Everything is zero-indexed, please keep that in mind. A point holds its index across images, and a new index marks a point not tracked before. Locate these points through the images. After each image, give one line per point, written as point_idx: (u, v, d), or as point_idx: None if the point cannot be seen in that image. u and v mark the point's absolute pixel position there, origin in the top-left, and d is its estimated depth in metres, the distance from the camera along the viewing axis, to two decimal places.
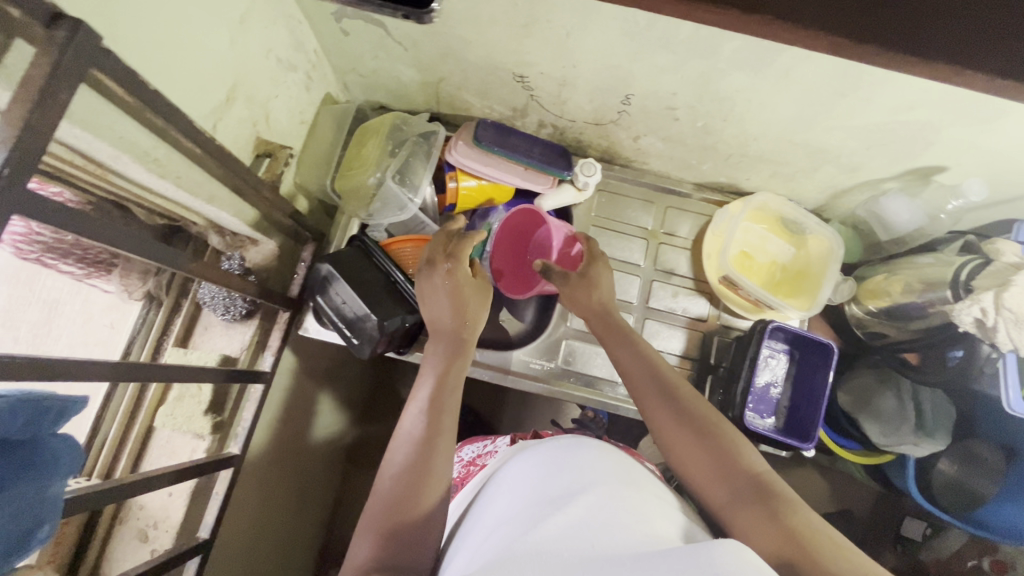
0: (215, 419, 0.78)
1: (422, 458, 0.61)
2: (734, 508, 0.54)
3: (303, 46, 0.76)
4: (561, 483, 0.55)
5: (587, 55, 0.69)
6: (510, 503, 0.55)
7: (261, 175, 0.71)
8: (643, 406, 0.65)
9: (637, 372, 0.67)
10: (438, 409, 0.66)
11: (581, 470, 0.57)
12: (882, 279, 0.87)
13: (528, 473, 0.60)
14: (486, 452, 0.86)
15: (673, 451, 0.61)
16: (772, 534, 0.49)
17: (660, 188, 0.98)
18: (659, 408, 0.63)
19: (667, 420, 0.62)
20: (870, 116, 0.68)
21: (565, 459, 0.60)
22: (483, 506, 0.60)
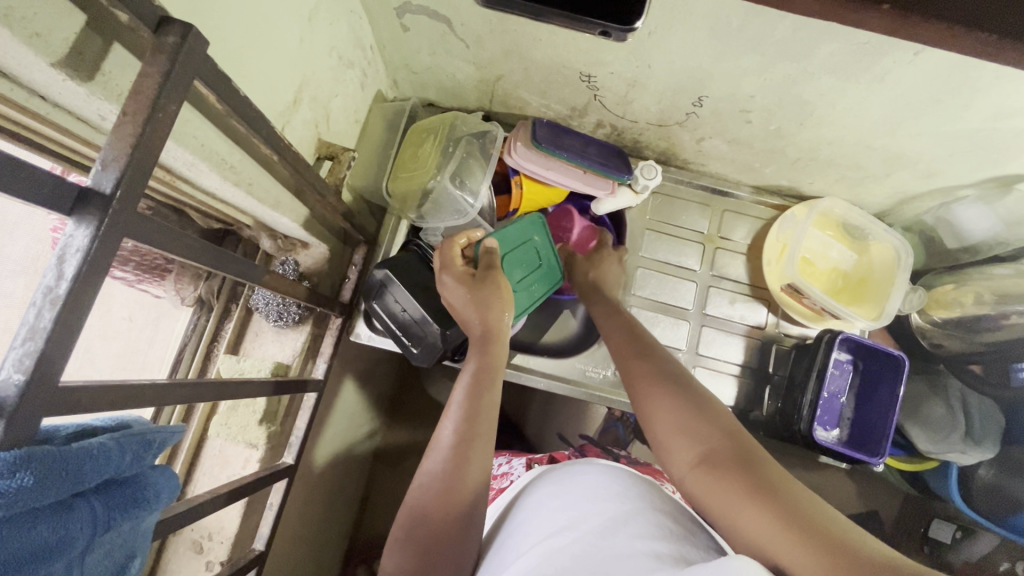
0: (269, 429, 0.76)
1: (455, 462, 0.57)
2: (715, 486, 0.49)
3: (361, 42, 0.73)
4: (590, 512, 0.52)
5: (667, 55, 0.65)
6: (537, 531, 0.53)
7: (324, 178, 0.68)
8: (634, 388, 0.62)
9: (636, 359, 0.64)
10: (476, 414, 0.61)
11: (614, 497, 0.54)
12: (951, 288, 0.84)
13: (560, 498, 0.57)
14: (502, 473, 0.89)
15: (659, 435, 0.57)
16: (762, 514, 0.45)
17: (717, 191, 0.95)
18: (650, 389, 0.60)
19: (655, 398, 0.59)
20: (964, 123, 0.65)
21: (598, 486, 0.57)
22: (517, 528, 0.58)
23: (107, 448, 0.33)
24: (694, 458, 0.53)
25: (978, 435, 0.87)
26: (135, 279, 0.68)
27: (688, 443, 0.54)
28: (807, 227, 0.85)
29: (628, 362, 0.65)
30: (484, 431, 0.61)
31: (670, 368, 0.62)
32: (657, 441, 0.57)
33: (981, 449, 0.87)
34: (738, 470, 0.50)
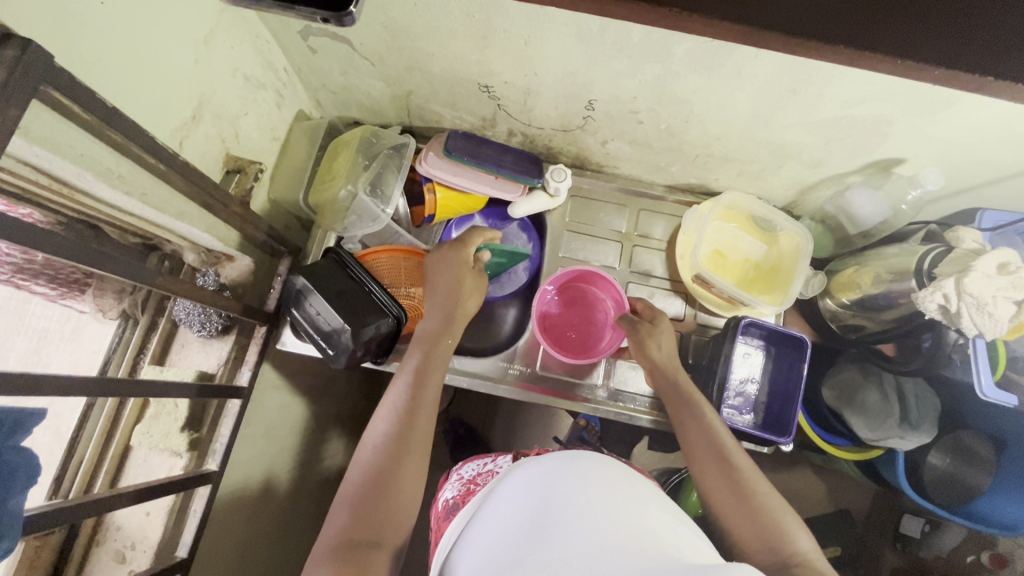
0: (192, 435, 0.78)
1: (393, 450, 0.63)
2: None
3: (272, 64, 0.78)
4: (568, 496, 0.56)
5: (548, 63, 0.71)
6: (513, 512, 0.57)
7: (231, 191, 0.72)
8: (697, 469, 0.70)
9: (702, 450, 0.71)
10: (412, 425, 0.66)
11: (588, 485, 0.58)
12: (852, 270, 0.88)
13: (533, 484, 0.61)
14: (485, 471, 0.87)
15: (732, 531, 0.64)
16: None
17: (633, 192, 0.99)
18: (718, 484, 0.67)
19: (725, 497, 0.66)
20: (824, 112, 0.70)
21: (564, 473, 0.61)
22: (490, 515, 0.62)
23: None
24: (763, 560, 0.60)
25: (916, 420, 0.89)
26: (56, 294, 0.70)
27: (757, 544, 0.61)
28: (707, 219, 0.90)
29: (697, 457, 0.71)
30: (424, 419, 0.67)
31: (727, 452, 0.69)
32: (731, 540, 0.64)
33: (919, 433, 0.89)
34: (798, 571, 0.56)
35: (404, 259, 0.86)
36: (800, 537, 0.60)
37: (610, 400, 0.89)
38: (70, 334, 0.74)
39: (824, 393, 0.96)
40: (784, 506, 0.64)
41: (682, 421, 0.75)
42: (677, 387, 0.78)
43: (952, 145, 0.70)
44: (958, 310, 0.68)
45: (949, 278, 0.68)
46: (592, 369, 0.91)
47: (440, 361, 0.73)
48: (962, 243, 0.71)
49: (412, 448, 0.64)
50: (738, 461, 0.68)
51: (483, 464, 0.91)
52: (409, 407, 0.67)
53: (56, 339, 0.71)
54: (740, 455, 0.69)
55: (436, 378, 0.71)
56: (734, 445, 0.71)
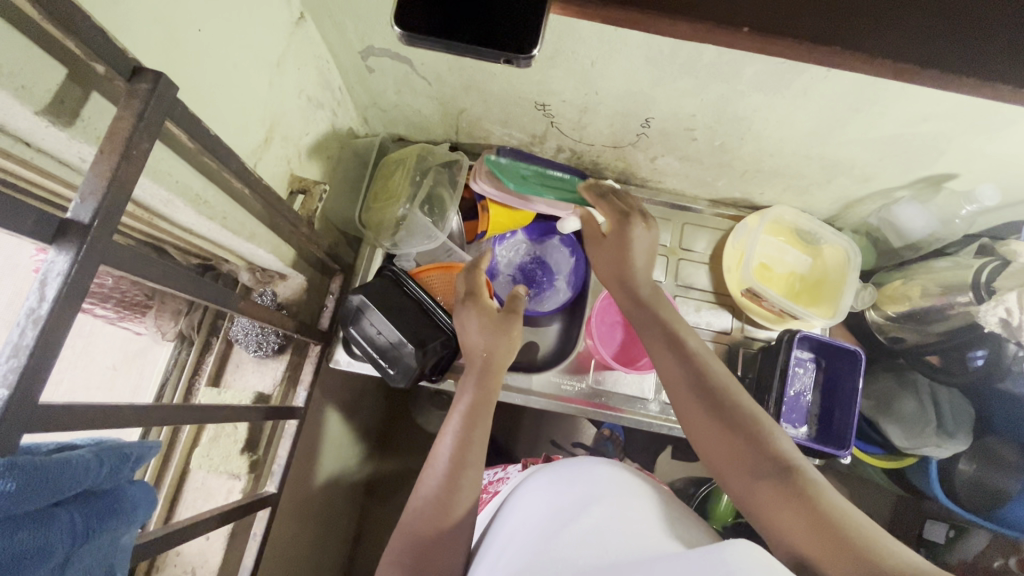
0: (251, 458, 0.77)
1: (445, 495, 0.61)
2: (767, 501, 0.52)
3: (329, 84, 0.79)
4: (575, 498, 0.57)
5: (611, 82, 0.72)
6: (533, 519, 0.57)
7: (296, 211, 0.71)
8: (673, 396, 0.64)
9: (672, 368, 0.65)
10: (456, 491, 0.61)
11: (597, 486, 0.59)
12: (900, 284, 0.89)
13: (547, 493, 0.61)
14: (498, 479, 0.89)
15: (705, 449, 0.59)
16: (802, 522, 0.48)
17: (676, 206, 1.00)
18: (694, 408, 0.61)
19: (700, 415, 0.60)
20: (884, 129, 0.71)
21: (576, 482, 0.61)
22: (506, 523, 0.62)
23: (85, 461, 0.35)
24: (748, 472, 0.55)
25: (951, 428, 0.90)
26: (117, 316, 0.71)
27: (740, 454, 0.56)
28: (757, 233, 0.90)
29: (666, 374, 0.66)
30: (478, 457, 0.65)
31: (704, 372, 0.63)
32: (707, 456, 0.59)
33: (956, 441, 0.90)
34: (791, 479, 0.52)
35: (457, 276, 0.86)
36: (782, 441, 0.56)
37: (662, 415, 0.89)
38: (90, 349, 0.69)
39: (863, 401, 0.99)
40: (760, 411, 0.59)
41: (649, 343, 0.69)
42: (644, 309, 0.72)
43: (1009, 162, 0.71)
44: (1020, 322, 0.68)
45: (1010, 292, 0.69)
46: (641, 385, 0.91)
47: (485, 416, 0.68)
48: (1019, 255, 0.71)
49: (456, 512, 0.60)
50: (715, 379, 0.63)
51: (496, 473, 0.94)
52: (450, 471, 0.62)
53: (68, 354, 0.65)
54: (716, 373, 0.64)
55: (481, 437, 0.66)
56: (714, 364, 0.65)
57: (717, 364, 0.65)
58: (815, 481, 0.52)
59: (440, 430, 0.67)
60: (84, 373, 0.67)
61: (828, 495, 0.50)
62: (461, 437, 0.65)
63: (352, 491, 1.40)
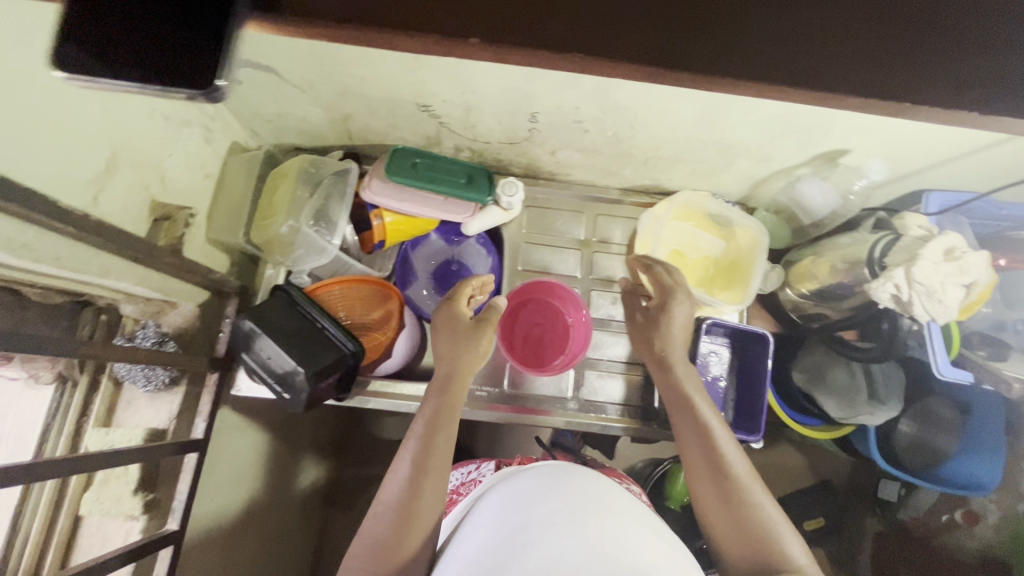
0: (146, 497, 0.74)
1: (405, 504, 0.60)
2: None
3: (195, 100, 0.74)
4: (547, 511, 0.59)
5: (483, 79, 0.68)
6: (498, 527, 0.60)
7: (159, 241, 0.67)
8: (691, 478, 0.66)
9: (698, 461, 0.66)
10: (417, 495, 0.61)
11: (568, 498, 0.62)
12: (809, 261, 0.88)
13: (519, 499, 0.64)
14: (469, 480, 0.86)
15: (716, 531, 0.62)
16: None
17: (589, 197, 0.98)
18: (709, 492, 0.64)
19: (716, 508, 0.63)
20: (767, 110, 0.69)
21: (554, 492, 0.63)
22: (471, 526, 0.65)
23: None
24: (751, 573, 0.57)
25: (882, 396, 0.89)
26: None
27: (746, 554, 0.59)
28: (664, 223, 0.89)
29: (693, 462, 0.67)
30: (439, 465, 0.64)
31: (722, 460, 0.64)
32: (716, 536, 0.62)
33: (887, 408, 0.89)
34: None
35: (356, 288, 0.85)
36: (791, 546, 0.57)
37: (581, 412, 0.88)
38: None
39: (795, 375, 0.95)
40: (772, 514, 0.60)
41: (682, 431, 0.70)
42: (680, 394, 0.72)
43: (894, 135, 0.70)
44: (910, 299, 0.68)
45: (898, 268, 0.69)
46: (557, 384, 0.90)
47: (449, 432, 0.67)
48: (908, 229, 0.73)
49: (418, 518, 0.60)
50: (731, 470, 0.64)
51: (468, 471, 0.90)
52: (413, 475, 0.62)
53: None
54: (736, 464, 0.64)
55: (445, 440, 0.66)
56: (734, 449, 0.66)
57: (740, 457, 0.65)
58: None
59: (401, 442, 0.67)
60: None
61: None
62: (421, 450, 0.65)
63: (306, 506, 1.38)
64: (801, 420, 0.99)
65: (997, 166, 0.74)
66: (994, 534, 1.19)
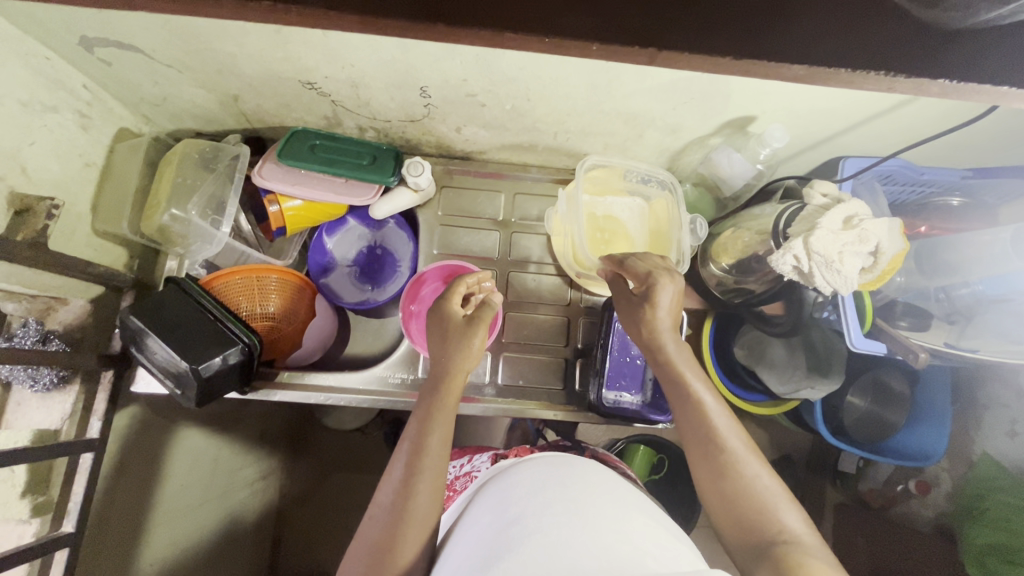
0: (35, 500, 0.72)
1: (400, 503, 0.58)
2: (756, 574, 0.50)
3: (61, 83, 0.70)
4: (544, 504, 0.57)
5: (357, 53, 0.65)
6: (492, 522, 0.58)
7: (18, 234, 0.64)
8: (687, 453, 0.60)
9: (688, 429, 0.60)
10: (411, 495, 0.58)
11: (573, 489, 0.60)
12: (729, 234, 0.86)
13: (518, 490, 0.61)
14: (463, 474, 0.84)
15: (713, 509, 0.56)
16: None
17: (507, 175, 0.94)
18: (701, 466, 0.57)
19: (706, 481, 0.57)
20: (658, 76, 0.65)
21: (554, 483, 0.61)
22: (470, 519, 0.63)
23: None
24: (746, 545, 0.52)
25: (825, 367, 0.88)
26: None
27: (741, 524, 0.53)
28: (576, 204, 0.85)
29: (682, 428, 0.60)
30: (434, 466, 0.60)
31: (715, 430, 0.58)
32: (714, 515, 0.56)
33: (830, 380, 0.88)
34: (777, 556, 0.49)
35: (259, 279, 0.81)
36: (787, 515, 0.52)
37: (496, 397, 0.86)
38: None
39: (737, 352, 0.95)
40: (767, 485, 0.54)
41: (672, 395, 0.62)
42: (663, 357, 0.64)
43: (793, 98, 0.67)
44: (809, 270, 0.66)
45: (798, 238, 0.66)
46: (475, 369, 0.87)
47: (440, 430, 0.62)
48: (812, 198, 0.69)
49: (410, 521, 0.57)
50: (726, 439, 0.57)
51: (461, 465, 0.88)
52: (407, 477, 0.59)
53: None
54: (732, 431, 0.58)
55: (435, 437, 0.62)
56: (724, 415, 0.59)
57: (732, 422, 0.59)
58: (808, 558, 0.48)
59: (396, 440, 0.63)
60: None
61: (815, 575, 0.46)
62: (413, 448, 0.61)
63: (260, 499, 1.37)
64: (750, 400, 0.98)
65: (906, 127, 0.71)
66: (944, 502, 1.18)
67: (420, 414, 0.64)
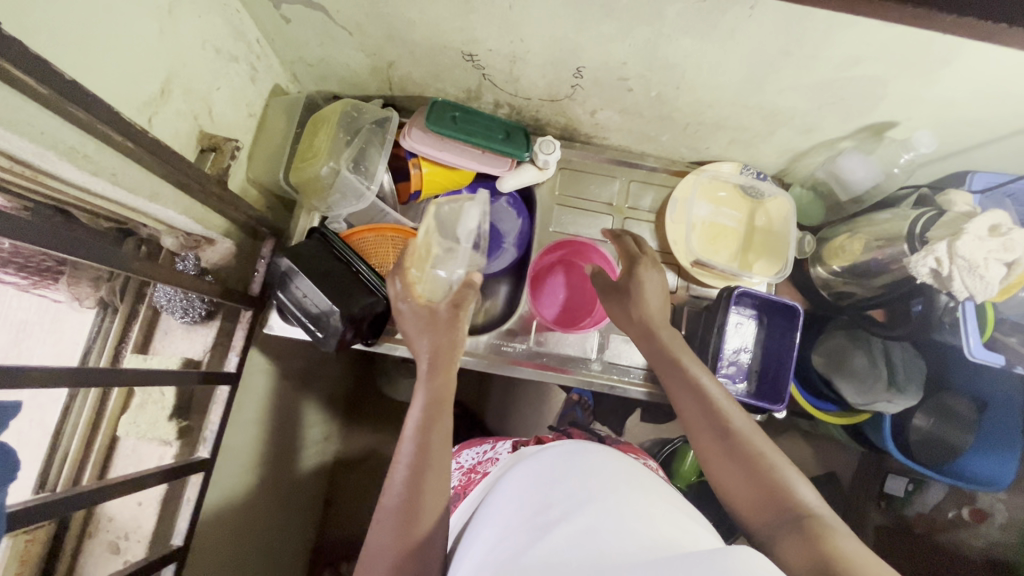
0: (180, 423, 0.76)
1: (413, 483, 0.61)
2: (783, 545, 0.55)
3: (243, 36, 0.74)
4: (566, 491, 0.57)
5: (533, 28, 0.68)
6: (517, 509, 0.57)
7: (207, 169, 0.70)
8: (696, 445, 0.68)
9: (695, 419, 0.68)
10: (421, 480, 0.62)
11: (589, 478, 0.59)
12: (844, 238, 0.87)
13: (541, 477, 0.62)
14: (487, 458, 0.85)
15: (731, 493, 0.63)
16: (804, 556, 0.52)
17: (623, 162, 0.97)
18: (714, 453, 0.65)
19: (722, 462, 0.64)
20: (818, 73, 0.68)
21: (570, 473, 0.61)
22: (493, 510, 0.62)
23: None
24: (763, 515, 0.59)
25: (901, 383, 0.90)
26: (28, 284, 0.69)
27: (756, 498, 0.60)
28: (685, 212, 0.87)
29: (688, 417, 0.70)
30: (438, 449, 0.64)
31: (726, 422, 0.66)
32: (732, 499, 0.63)
33: (905, 397, 0.90)
34: (801, 525, 0.55)
35: (390, 238, 0.85)
36: (806, 493, 0.58)
37: (603, 372, 0.89)
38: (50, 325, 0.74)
39: (814, 359, 0.95)
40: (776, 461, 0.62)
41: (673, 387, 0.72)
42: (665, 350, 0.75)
43: (945, 106, 0.69)
44: (949, 273, 0.68)
45: (941, 241, 0.68)
46: (584, 344, 0.90)
47: (444, 417, 0.67)
48: (955, 206, 0.71)
49: (423, 520, 0.60)
50: (738, 430, 0.65)
51: (483, 450, 0.89)
52: (415, 461, 0.63)
53: (34, 330, 0.73)
54: (741, 424, 0.66)
55: (438, 440, 0.65)
56: (729, 403, 0.68)
57: (737, 408, 0.68)
58: (830, 528, 0.54)
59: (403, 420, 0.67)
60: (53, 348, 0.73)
61: (839, 541, 0.51)
62: (420, 430, 0.65)
63: (321, 458, 1.41)
64: (822, 408, 0.98)
65: None
66: (1003, 531, 1.19)
67: (425, 396, 0.68)
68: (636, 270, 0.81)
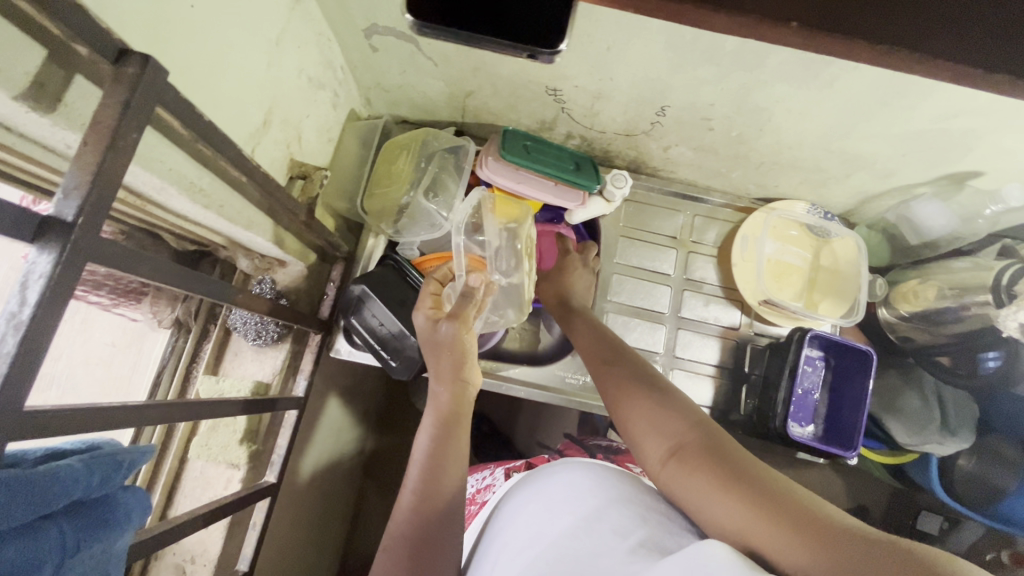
0: (250, 448, 0.76)
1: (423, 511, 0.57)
2: (689, 470, 0.52)
3: (331, 64, 0.75)
4: (562, 519, 0.52)
5: (627, 69, 0.68)
6: (517, 545, 0.53)
7: (297, 196, 0.70)
8: (611, 394, 0.65)
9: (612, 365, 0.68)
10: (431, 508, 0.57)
11: (585, 494, 0.55)
12: (916, 283, 0.87)
13: (536, 505, 0.57)
14: (484, 486, 0.83)
15: (634, 422, 0.60)
16: (719, 478, 0.50)
17: (687, 196, 0.97)
18: (625, 389, 0.64)
19: (635, 398, 0.62)
20: (912, 124, 0.68)
21: (566, 492, 0.56)
22: (500, 537, 0.59)
23: (75, 471, 0.35)
24: (654, 437, 0.57)
25: (953, 427, 0.86)
26: (111, 302, 0.68)
27: (638, 416, 0.60)
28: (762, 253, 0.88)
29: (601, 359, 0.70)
30: (447, 475, 0.59)
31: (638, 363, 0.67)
32: (639, 429, 0.60)
33: (956, 440, 0.86)
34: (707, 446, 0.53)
35: None
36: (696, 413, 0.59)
37: None
38: (80, 326, 0.65)
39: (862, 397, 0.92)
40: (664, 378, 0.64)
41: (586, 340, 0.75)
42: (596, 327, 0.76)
43: None
44: None
45: None
46: None
47: (452, 437, 0.62)
48: None
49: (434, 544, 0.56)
50: (646, 368, 0.66)
51: (483, 476, 0.87)
52: (423, 488, 0.58)
53: (67, 331, 0.63)
54: (648, 366, 0.67)
55: (451, 461, 0.60)
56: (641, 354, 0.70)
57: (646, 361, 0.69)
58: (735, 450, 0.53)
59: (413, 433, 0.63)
60: (86, 349, 0.66)
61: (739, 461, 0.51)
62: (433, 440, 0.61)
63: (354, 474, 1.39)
64: (868, 446, 0.97)
65: None
66: None
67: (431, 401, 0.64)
68: (569, 265, 0.88)
